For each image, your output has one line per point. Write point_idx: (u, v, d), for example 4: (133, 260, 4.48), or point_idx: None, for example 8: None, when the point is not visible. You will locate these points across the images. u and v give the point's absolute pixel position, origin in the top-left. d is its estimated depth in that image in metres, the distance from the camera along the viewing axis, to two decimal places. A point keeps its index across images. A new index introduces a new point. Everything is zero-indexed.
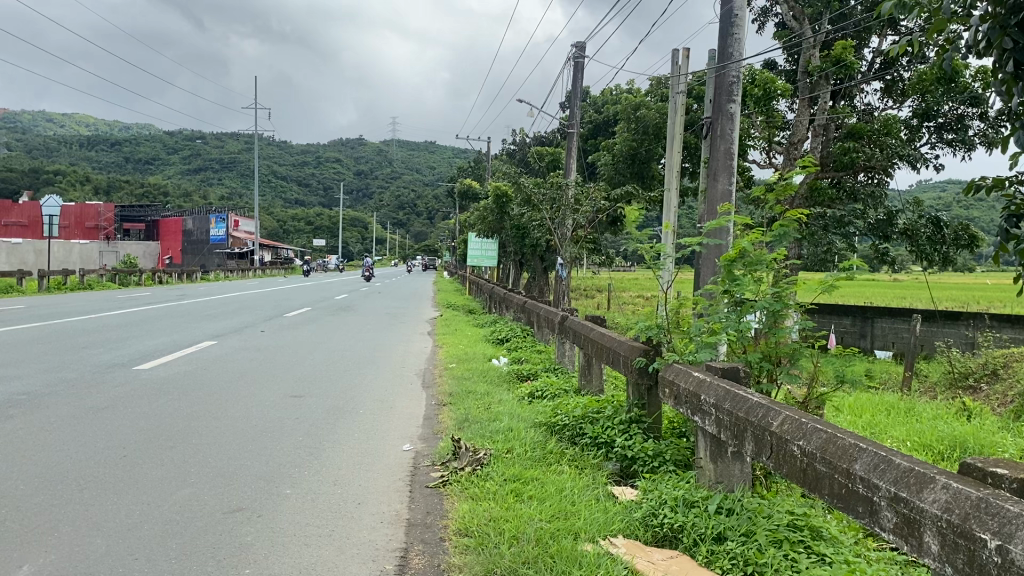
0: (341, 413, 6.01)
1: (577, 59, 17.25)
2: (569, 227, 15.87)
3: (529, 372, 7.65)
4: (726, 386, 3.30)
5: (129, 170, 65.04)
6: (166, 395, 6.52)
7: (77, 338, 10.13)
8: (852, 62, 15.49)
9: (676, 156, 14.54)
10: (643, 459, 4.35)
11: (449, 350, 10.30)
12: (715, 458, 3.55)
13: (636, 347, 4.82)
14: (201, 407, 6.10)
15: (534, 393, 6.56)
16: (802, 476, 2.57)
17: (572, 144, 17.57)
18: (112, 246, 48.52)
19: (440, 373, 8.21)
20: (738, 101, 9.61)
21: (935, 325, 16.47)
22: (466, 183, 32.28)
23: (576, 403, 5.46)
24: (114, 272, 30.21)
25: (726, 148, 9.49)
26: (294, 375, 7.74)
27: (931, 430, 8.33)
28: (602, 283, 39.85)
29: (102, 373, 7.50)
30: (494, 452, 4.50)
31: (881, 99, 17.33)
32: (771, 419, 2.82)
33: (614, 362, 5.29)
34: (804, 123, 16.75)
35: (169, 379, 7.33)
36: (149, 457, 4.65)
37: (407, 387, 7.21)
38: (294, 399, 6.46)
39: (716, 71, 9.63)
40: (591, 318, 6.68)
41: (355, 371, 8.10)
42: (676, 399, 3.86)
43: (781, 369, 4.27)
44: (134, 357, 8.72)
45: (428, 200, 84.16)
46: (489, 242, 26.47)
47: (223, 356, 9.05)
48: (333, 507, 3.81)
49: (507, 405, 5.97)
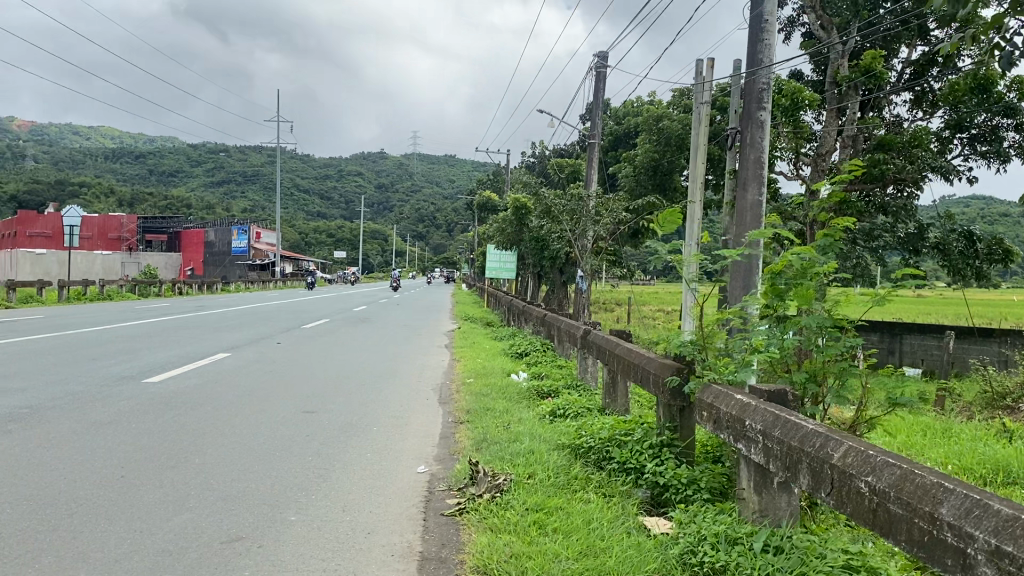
0: (353, 431, 5.71)
1: (599, 69, 17.00)
2: (590, 239, 15.59)
3: (550, 389, 7.32)
4: (776, 411, 2.97)
5: (152, 181, 65.55)
6: (172, 410, 6.27)
7: (88, 349, 9.94)
8: (882, 72, 15.16)
9: (701, 167, 14.20)
10: (675, 486, 4.04)
11: (467, 364, 10.01)
12: (759, 489, 3.22)
13: (667, 364, 4.49)
14: (209, 423, 5.83)
15: (556, 412, 6.22)
16: (871, 518, 2.23)
17: (593, 155, 17.23)
18: (134, 257, 48.78)
19: (457, 389, 7.88)
20: (768, 108, 9.32)
21: (969, 342, 15.97)
22: (485, 196, 32.10)
23: (602, 423, 5.13)
24: (134, 282, 30.22)
25: (756, 156, 9.24)
26: (307, 389, 7.47)
27: (972, 452, 7.92)
28: (622, 296, 39.51)
29: (109, 385, 7.27)
30: (515, 478, 4.17)
31: (910, 110, 16.95)
32: (832, 450, 2.49)
33: (642, 380, 4.96)
34: (833, 134, 16.40)
35: (178, 393, 7.09)
36: (148, 478, 4.38)
37: (423, 403, 6.91)
38: (305, 415, 6.19)
39: (746, 78, 9.36)
40: (616, 332, 6.33)
41: (369, 386, 7.82)
42: (714, 423, 3.53)
43: (828, 390, 3.95)
44: (144, 369, 8.50)
45: (448, 212, 84.18)
46: (508, 254, 26.23)
47: (235, 368, 8.81)
48: (340, 538, 3.50)
49: (527, 424, 5.64)
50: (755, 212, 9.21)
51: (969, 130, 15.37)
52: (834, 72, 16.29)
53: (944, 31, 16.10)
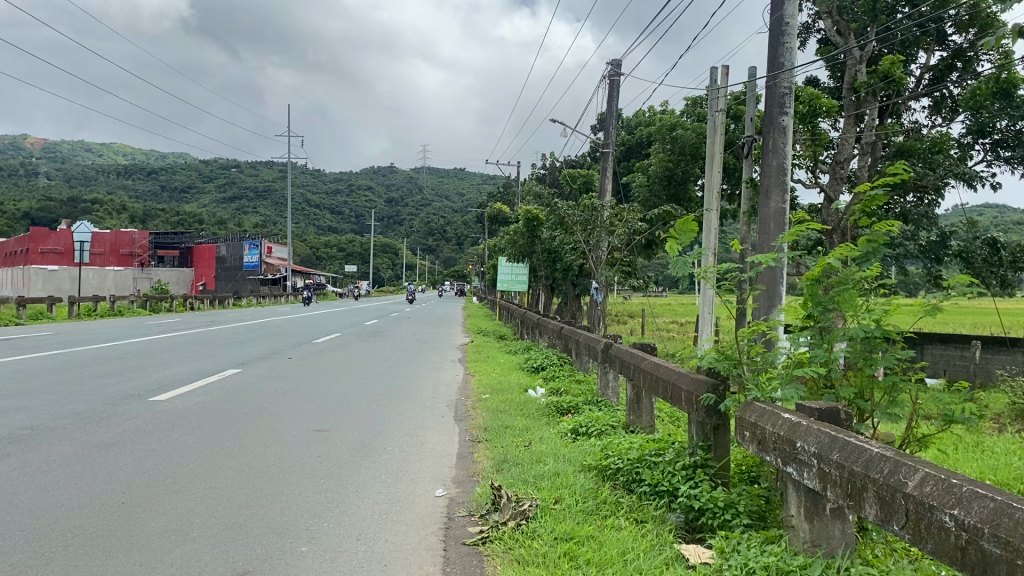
0: (367, 450, 5.47)
1: (612, 77, 16.79)
2: (605, 250, 15.32)
3: (570, 404, 7.06)
4: (832, 432, 2.70)
5: (164, 197, 65.74)
6: (178, 430, 6.04)
7: (96, 366, 9.74)
8: (901, 77, 14.92)
9: (716, 175, 13.93)
10: (712, 511, 3.76)
11: (482, 379, 9.75)
12: (810, 516, 2.92)
13: (699, 381, 4.25)
14: (217, 443, 5.60)
15: (578, 429, 5.96)
16: (958, 558, 1.96)
17: (607, 164, 16.98)
18: (146, 272, 48.94)
19: (473, 405, 7.61)
20: (791, 112, 9.09)
21: (993, 351, 15.58)
22: (496, 208, 31.92)
23: (629, 443, 4.86)
24: (144, 298, 30.10)
25: (779, 163, 9.00)
26: (319, 406, 7.23)
27: (1008, 467, 7.60)
28: (635, 308, 39.20)
29: (115, 404, 7.05)
30: (541, 503, 3.92)
31: (929, 117, 16.66)
32: (905, 477, 2.22)
33: (671, 396, 4.69)
34: (851, 141, 16.11)
35: (185, 411, 6.87)
36: (151, 505, 4.14)
37: (438, 420, 6.67)
38: (317, 434, 5.95)
39: (767, 82, 9.14)
40: (640, 345, 6.08)
41: (382, 403, 7.57)
42: (759, 444, 3.26)
43: (877, 408, 3.66)
44: (152, 387, 8.29)
45: (459, 225, 84.08)
46: (520, 267, 25.96)
47: (245, 385, 8.58)
48: (355, 570, 3.24)
49: (549, 443, 5.38)
50: (778, 221, 8.97)
51: (991, 135, 15.03)
52: (851, 78, 16.04)
53: (963, 35, 15.82)
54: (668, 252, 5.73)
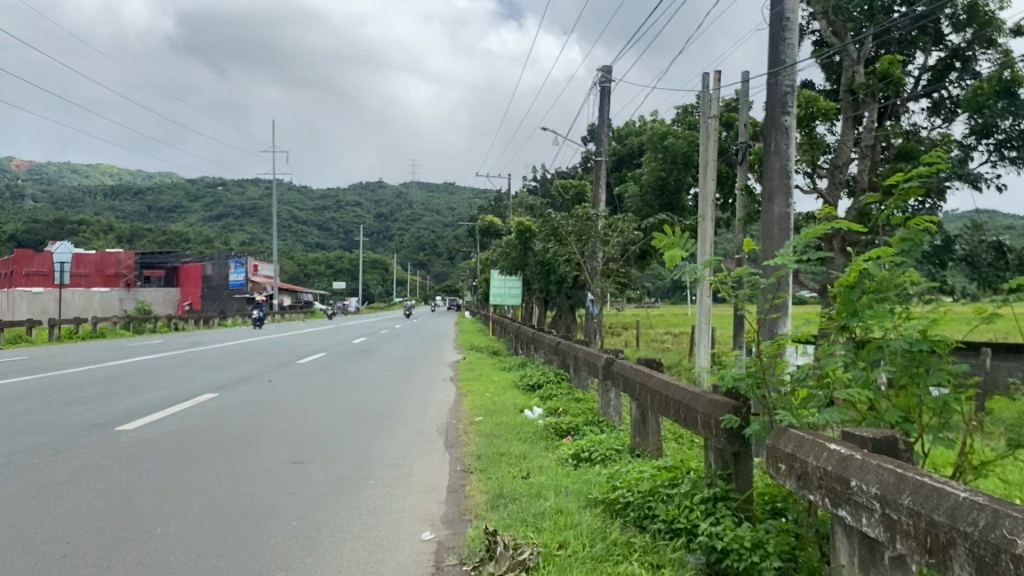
0: (346, 485, 4.95)
1: (603, 84, 16.37)
2: (599, 262, 14.82)
3: (569, 425, 6.55)
4: (900, 471, 2.20)
5: (153, 217, 65.06)
6: (141, 465, 5.52)
7: (67, 393, 9.21)
8: (900, 77, 14.57)
9: (711, 183, 13.51)
10: (737, 552, 3.25)
11: (475, 399, 9.20)
12: (867, 569, 2.40)
13: (718, 402, 3.76)
14: (182, 481, 5.07)
15: (580, 455, 5.44)
16: None
17: (599, 173, 16.49)
18: (133, 293, 48.21)
19: (465, 429, 7.08)
20: (793, 112, 8.65)
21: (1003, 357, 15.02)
22: (487, 221, 31.40)
23: (638, 472, 4.35)
24: (129, 319, 29.38)
25: (782, 165, 8.53)
26: (298, 434, 6.70)
27: None
28: (630, 320, 38.66)
29: (77, 436, 6.52)
30: (543, 550, 3.42)
31: (927, 118, 16.32)
32: (1017, 537, 1.74)
33: (684, 420, 4.18)
34: (848, 145, 15.71)
35: (151, 442, 6.34)
36: (93, 557, 3.62)
37: (426, 448, 6.14)
38: (293, 467, 5.44)
39: (767, 81, 8.71)
40: (644, 361, 5.59)
41: (366, 428, 7.04)
42: (799, 481, 2.75)
43: (927, 432, 3.14)
44: (122, 414, 7.75)
45: (450, 240, 83.52)
46: (512, 280, 25.45)
47: (220, 411, 8.05)
48: None
49: (547, 473, 4.85)
50: (782, 226, 8.53)
51: (995, 135, 14.46)
52: (848, 80, 15.65)
53: (961, 34, 15.47)
54: (673, 260, 4.92)
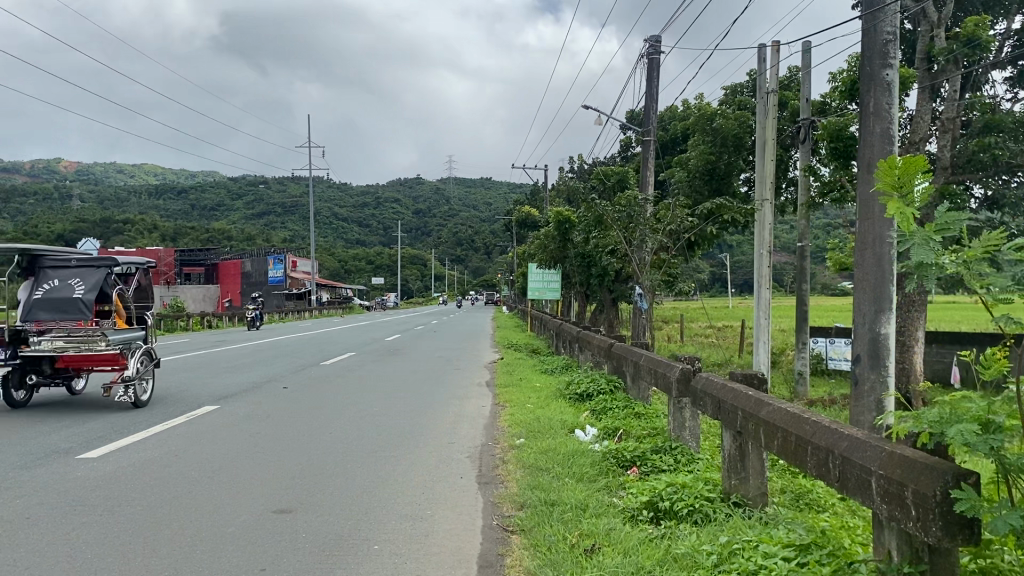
0: (337, 558, 3.55)
1: (649, 57, 14.80)
2: (647, 252, 13.32)
3: (632, 455, 5.13)
4: None
5: (196, 215, 64.49)
6: (80, 517, 4.18)
7: (45, 406, 7.97)
8: (988, 41, 12.67)
9: (769, 166, 11.90)
10: None
11: (514, 413, 7.81)
12: None
13: (915, 463, 2.32)
14: (123, 546, 3.72)
15: (657, 505, 4.02)
16: None
17: (647, 155, 14.81)
18: (172, 290, 47.65)
19: (501, 458, 5.71)
20: (895, 65, 7.09)
21: None
22: (525, 213, 29.95)
23: (761, 556, 2.91)
24: (160, 317, 28.25)
25: (884, 128, 7.02)
26: (287, 470, 5.32)
27: None
28: (677, 314, 36.94)
29: (21, 469, 5.23)
30: None
31: (1011, 90, 14.47)
32: None
33: (842, 480, 2.70)
34: (925, 119, 13.74)
35: (107, 479, 5.02)
36: None
37: (451, 490, 4.75)
38: (272, 522, 4.10)
39: (862, 28, 7.12)
40: (740, 377, 4.17)
41: (375, 460, 5.66)
42: None
43: None
44: (92, 437, 6.45)
45: (487, 234, 82.28)
46: (551, 273, 23.89)
47: (207, 433, 6.72)
48: None
49: (619, 546, 3.41)
50: None
51: None
52: (926, 46, 13.69)
53: None
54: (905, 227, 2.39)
